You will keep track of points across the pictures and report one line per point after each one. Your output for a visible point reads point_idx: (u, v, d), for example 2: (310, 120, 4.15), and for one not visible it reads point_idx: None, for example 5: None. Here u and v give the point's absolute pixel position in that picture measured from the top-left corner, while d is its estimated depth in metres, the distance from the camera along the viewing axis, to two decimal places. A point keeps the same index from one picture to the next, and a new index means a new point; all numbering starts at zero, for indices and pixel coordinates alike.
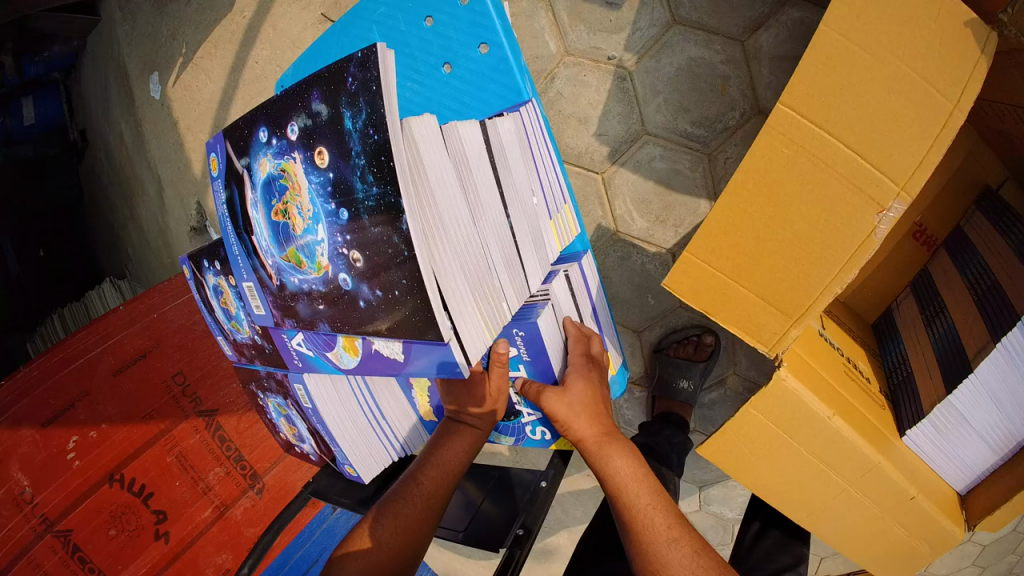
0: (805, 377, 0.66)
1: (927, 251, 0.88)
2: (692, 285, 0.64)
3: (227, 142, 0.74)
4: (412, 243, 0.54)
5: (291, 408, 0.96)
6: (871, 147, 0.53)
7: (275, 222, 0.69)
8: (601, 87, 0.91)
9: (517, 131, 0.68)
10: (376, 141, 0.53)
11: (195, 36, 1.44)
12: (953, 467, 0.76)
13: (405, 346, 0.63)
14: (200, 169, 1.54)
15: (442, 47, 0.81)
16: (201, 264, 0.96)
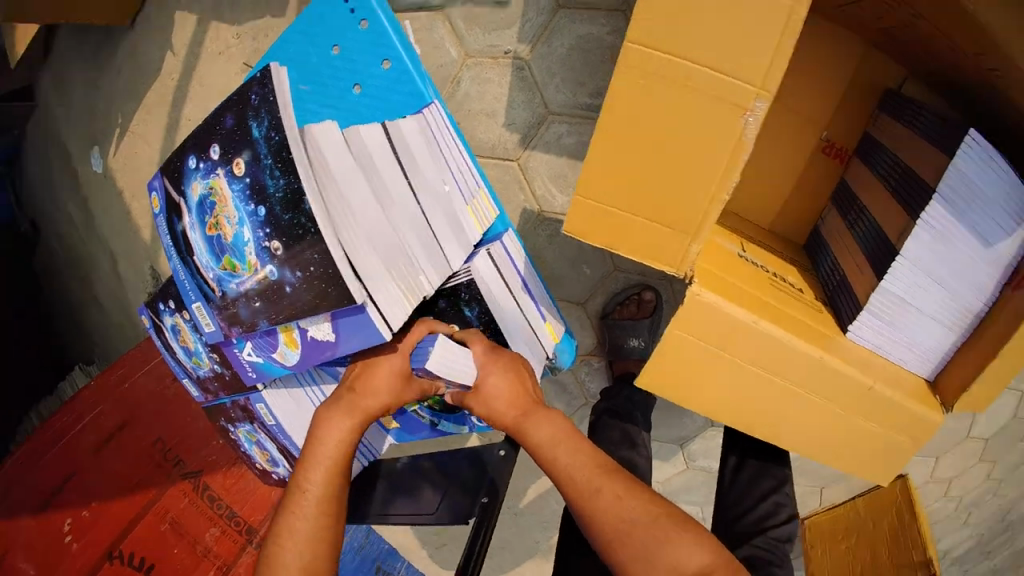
0: (721, 290, 0.72)
1: (841, 164, 0.98)
2: (603, 228, 0.71)
3: (164, 177, 0.79)
4: (319, 227, 0.62)
5: (260, 431, 0.99)
6: (721, 59, 0.58)
7: (210, 237, 0.74)
8: (502, 81, 0.97)
9: (420, 128, 0.75)
10: (278, 140, 0.63)
11: (129, 104, 1.49)
12: (906, 355, 0.81)
13: (333, 323, 0.71)
14: (148, 235, 1.56)
15: (350, 71, 0.90)
16: (157, 308, 0.99)
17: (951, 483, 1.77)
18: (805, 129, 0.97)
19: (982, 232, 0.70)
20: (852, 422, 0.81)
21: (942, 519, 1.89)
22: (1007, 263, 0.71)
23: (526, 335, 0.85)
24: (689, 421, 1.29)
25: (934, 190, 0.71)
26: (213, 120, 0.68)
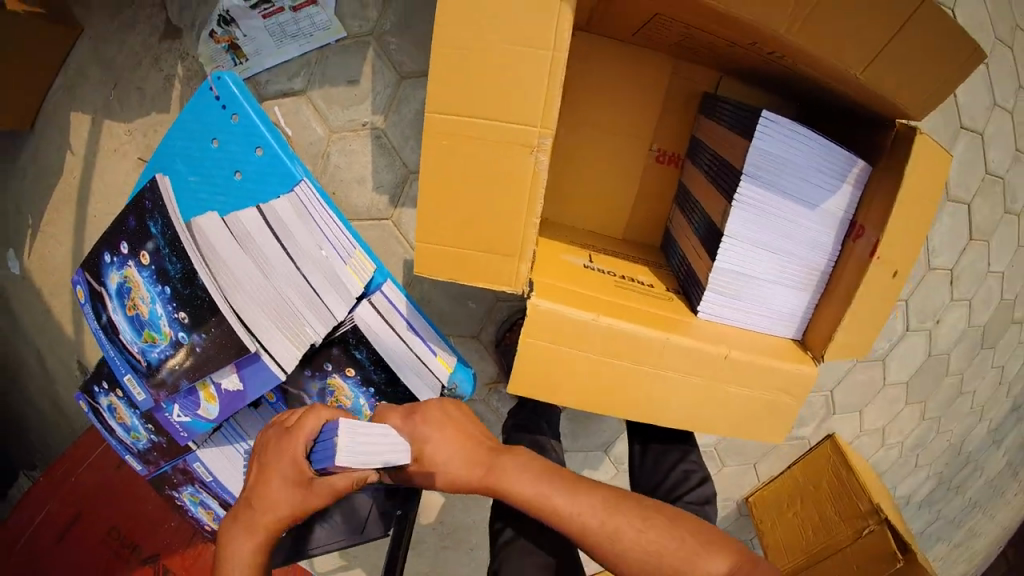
0: (558, 298, 0.81)
1: (677, 166, 1.05)
2: (447, 264, 0.81)
3: (86, 273, 0.91)
4: (211, 298, 0.82)
5: (203, 491, 1.05)
6: (508, 111, 0.72)
7: (131, 316, 0.88)
8: (365, 150, 1.09)
9: (293, 205, 0.85)
10: (169, 235, 0.82)
11: (36, 207, 1.54)
12: (759, 317, 0.94)
13: (239, 373, 0.86)
14: (71, 329, 1.60)
15: (230, 160, 1.00)
16: (92, 390, 1.06)
17: (883, 431, 1.82)
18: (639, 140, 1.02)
19: (809, 197, 0.85)
20: (729, 393, 0.89)
21: (890, 469, 1.94)
22: (840, 219, 0.88)
23: (415, 369, 0.93)
24: (605, 426, 1.42)
25: (739, 172, 0.83)
26: (118, 224, 0.85)
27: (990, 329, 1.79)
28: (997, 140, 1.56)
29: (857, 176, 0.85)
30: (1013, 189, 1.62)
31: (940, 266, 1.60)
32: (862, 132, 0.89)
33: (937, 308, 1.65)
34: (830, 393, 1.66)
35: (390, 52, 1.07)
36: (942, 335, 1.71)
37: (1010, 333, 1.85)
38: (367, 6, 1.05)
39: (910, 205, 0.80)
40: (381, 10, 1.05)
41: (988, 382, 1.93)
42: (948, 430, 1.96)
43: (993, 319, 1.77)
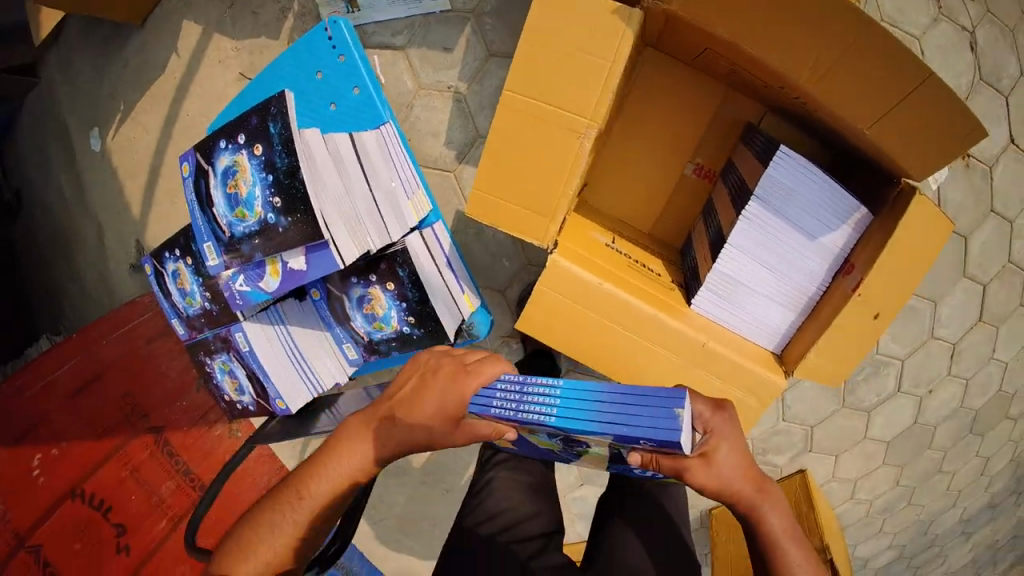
0: (577, 262, 0.97)
1: (711, 183, 1.16)
2: (490, 210, 0.97)
3: (197, 153, 1.07)
4: (306, 197, 0.93)
5: (234, 361, 1.19)
6: (563, 99, 0.87)
7: (229, 193, 1.04)
8: (445, 109, 1.25)
9: (376, 141, 1.06)
10: (285, 134, 0.94)
11: (133, 95, 1.72)
12: (744, 322, 1.09)
13: (308, 257, 0.99)
14: (138, 210, 1.77)
15: (328, 93, 1.18)
16: (162, 257, 1.23)
17: (857, 484, 1.97)
18: (679, 152, 1.15)
19: (808, 229, 0.98)
20: (700, 380, 1.04)
21: (853, 525, 2.07)
22: (835, 255, 1.01)
23: (447, 303, 1.07)
24: None
25: (749, 193, 0.98)
26: (243, 118, 0.99)
27: (981, 417, 1.93)
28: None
29: (857, 221, 0.98)
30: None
31: (941, 337, 1.78)
32: (874, 182, 1.02)
33: (931, 377, 1.83)
34: (810, 429, 1.84)
35: (485, 31, 1.21)
36: (933, 405, 1.87)
37: (1002, 427, 1.96)
38: None
39: (895, 254, 0.93)
40: None
41: (969, 470, 2.02)
42: (920, 505, 2.06)
43: (989, 406, 1.91)
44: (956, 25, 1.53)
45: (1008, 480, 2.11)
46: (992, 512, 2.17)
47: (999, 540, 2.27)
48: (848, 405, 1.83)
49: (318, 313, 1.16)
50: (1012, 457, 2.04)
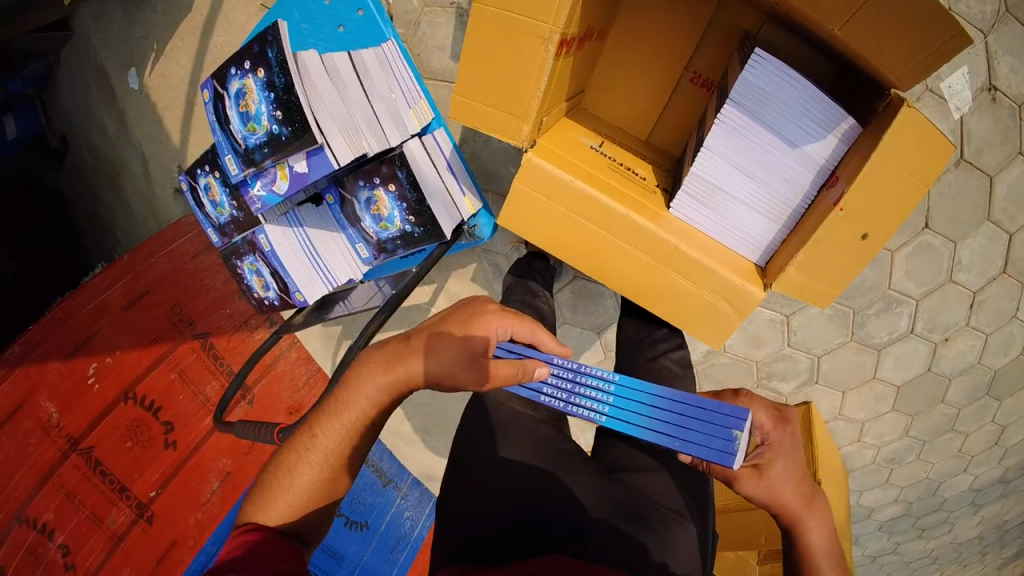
0: (552, 162, 1.04)
1: (707, 92, 1.17)
2: (472, 117, 1.05)
3: (213, 81, 1.15)
4: (300, 107, 1.02)
5: (260, 262, 1.31)
6: (526, 8, 0.91)
7: (242, 111, 1.11)
8: (448, 25, 1.30)
9: (376, 56, 1.12)
10: (280, 57, 1.02)
11: (164, 33, 1.81)
12: (721, 230, 1.15)
13: (308, 160, 1.10)
14: (177, 138, 1.89)
15: (337, 17, 1.25)
16: (195, 173, 1.33)
17: (864, 428, 1.89)
18: (676, 59, 1.16)
19: (789, 136, 1.01)
20: (675, 278, 1.11)
21: (858, 471, 1.99)
22: (821, 167, 1.03)
23: (447, 204, 1.16)
24: (602, 309, 1.62)
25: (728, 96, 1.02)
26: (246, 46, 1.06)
27: (1003, 377, 1.80)
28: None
29: (845, 131, 0.99)
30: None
31: (961, 282, 1.64)
32: (865, 94, 1.02)
33: (949, 324, 1.70)
34: (816, 358, 1.77)
35: None
36: (948, 355, 1.75)
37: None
38: None
39: (880, 166, 0.93)
40: None
41: (983, 437, 1.92)
42: (928, 463, 1.97)
43: (1010, 367, 1.79)
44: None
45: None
46: (1004, 488, 2.09)
47: (1008, 520, 2.22)
48: (856, 340, 1.73)
49: (333, 217, 1.26)
50: None
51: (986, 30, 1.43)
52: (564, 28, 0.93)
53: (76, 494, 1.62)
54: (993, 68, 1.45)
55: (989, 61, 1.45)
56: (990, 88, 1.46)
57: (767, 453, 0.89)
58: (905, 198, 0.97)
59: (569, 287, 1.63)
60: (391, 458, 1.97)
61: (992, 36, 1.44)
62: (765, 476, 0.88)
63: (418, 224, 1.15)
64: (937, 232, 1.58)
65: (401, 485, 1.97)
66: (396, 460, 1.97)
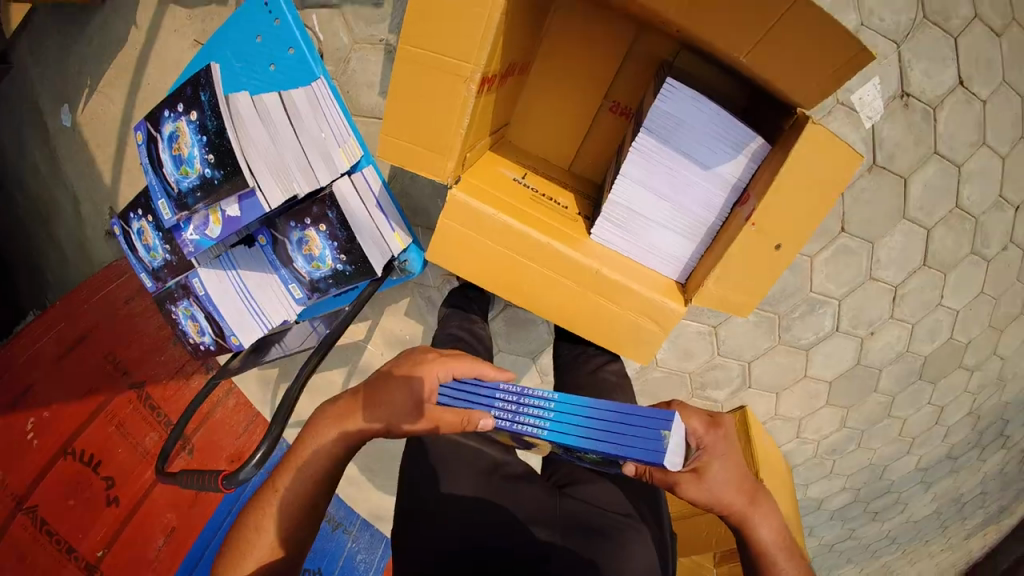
0: (477, 196, 1.07)
1: (626, 120, 1.22)
2: (398, 155, 1.05)
3: (147, 123, 1.15)
4: (232, 150, 1.04)
5: (194, 306, 1.29)
6: (447, 50, 0.94)
7: (175, 154, 1.11)
8: (377, 62, 1.31)
9: (307, 96, 1.11)
10: (213, 101, 1.04)
11: (99, 67, 1.77)
12: (644, 252, 1.19)
13: (240, 203, 1.10)
14: (109, 179, 1.84)
15: (269, 55, 1.27)
16: (128, 216, 1.31)
17: (801, 424, 1.97)
18: (595, 91, 1.21)
19: (700, 160, 1.06)
20: (599, 303, 1.15)
21: (802, 465, 2.08)
22: (733, 185, 1.09)
23: (376, 241, 1.17)
24: (535, 336, 1.66)
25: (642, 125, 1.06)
26: (179, 89, 1.08)
27: (932, 363, 1.90)
28: (976, 176, 1.67)
29: (754, 150, 1.04)
30: (984, 230, 1.73)
31: (882, 279, 1.73)
32: (773, 120, 1.08)
33: (874, 319, 1.79)
34: (748, 363, 1.85)
35: None
36: (876, 347, 1.84)
37: (955, 376, 1.95)
38: None
39: (785, 184, 0.99)
40: None
41: (921, 419, 2.02)
42: (870, 450, 2.07)
43: (940, 351, 1.89)
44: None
45: (967, 434, 2.13)
46: (951, 465, 2.20)
47: (964, 494, 2.33)
48: (784, 343, 1.81)
49: (266, 258, 1.25)
50: (972, 410, 2.06)
51: (899, 41, 1.52)
52: (485, 67, 0.95)
53: (27, 554, 1.58)
54: (906, 74, 1.55)
55: (901, 69, 1.54)
56: (902, 95, 1.56)
57: (703, 456, 0.91)
58: (809, 213, 1.03)
59: (501, 316, 1.66)
60: (339, 503, 1.96)
61: (905, 45, 1.53)
62: (705, 485, 0.92)
63: (347, 263, 1.17)
64: (853, 235, 1.67)
65: (351, 528, 1.96)
66: (345, 503, 1.97)
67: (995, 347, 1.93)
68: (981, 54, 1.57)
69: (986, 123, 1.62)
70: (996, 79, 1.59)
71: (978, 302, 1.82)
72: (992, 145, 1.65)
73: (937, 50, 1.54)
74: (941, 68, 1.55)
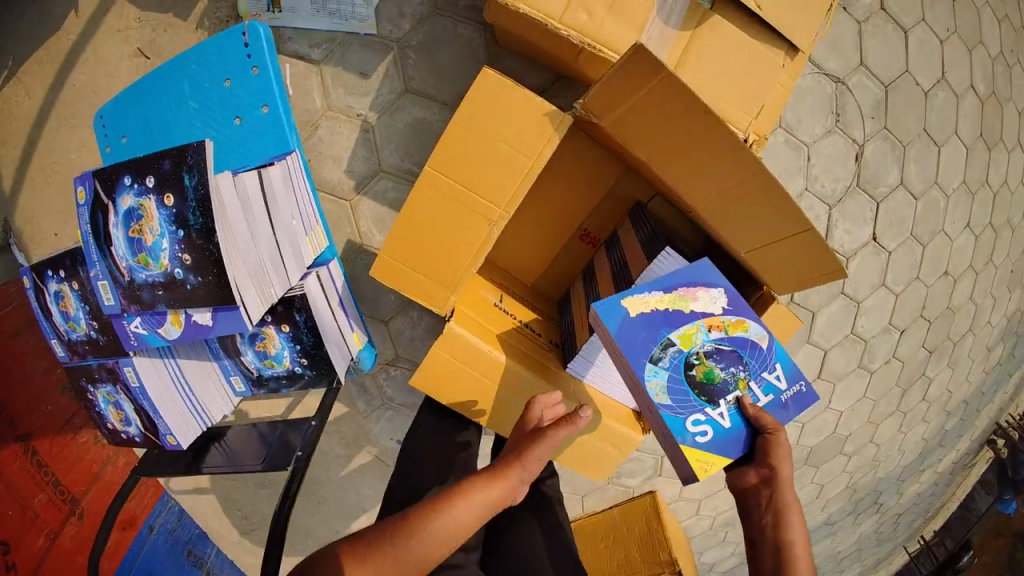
0: (470, 327, 0.98)
1: (593, 249, 1.20)
2: (388, 271, 0.95)
3: (96, 181, 0.95)
4: (218, 258, 0.86)
5: (120, 394, 1.13)
6: (479, 188, 0.88)
7: (132, 238, 0.93)
8: (351, 136, 1.22)
9: (284, 176, 0.97)
10: (201, 194, 0.84)
11: (22, 52, 1.53)
12: (616, 388, 1.10)
13: (213, 313, 0.95)
14: (11, 183, 1.61)
15: (234, 106, 1.09)
16: (43, 274, 1.12)
17: (700, 503, 1.90)
18: (573, 213, 1.16)
19: None
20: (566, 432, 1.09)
21: (697, 537, 2.00)
22: None
23: (336, 343, 1.10)
24: None
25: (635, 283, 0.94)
26: (152, 162, 0.86)
27: (817, 452, 1.95)
28: (870, 312, 1.73)
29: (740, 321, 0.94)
30: (871, 351, 1.80)
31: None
32: (739, 281, 1.08)
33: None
34: (660, 458, 1.77)
35: (405, 66, 1.18)
36: None
37: (834, 462, 2.00)
38: (405, 17, 1.17)
39: None
40: (414, 25, 1.17)
41: (804, 495, 2.06)
42: None
43: (823, 445, 1.94)
44: (848, 137, 1.54)
45: (843, 504, 2.18)
46: (828, 530, 2.25)
47: (841, 551, 2.40)
48: None
49: (208, 348, 1.16)
50: (847, 485, 2.12)
51: (832, 204, 1.58)
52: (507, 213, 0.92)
53: None
54: (832, 231, 1.60)
55: (829, 226, 1.59)
56: None
57: None
58: None
59: None
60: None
61: (836, 209, 1.59)
62: None
63: (308, 364, 1.10)
64: None
65: None
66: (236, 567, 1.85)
67: (871, 437, 2.00)
68: (897, 216, 1.65)
69: (888, 270, 1.70)
70: (904, 234, 1.68)
71: (860, 404, 1.90)
72: (889, 287, 1.72)
73: (864, 214, 1.61)
74: (860, 227, 1.62)
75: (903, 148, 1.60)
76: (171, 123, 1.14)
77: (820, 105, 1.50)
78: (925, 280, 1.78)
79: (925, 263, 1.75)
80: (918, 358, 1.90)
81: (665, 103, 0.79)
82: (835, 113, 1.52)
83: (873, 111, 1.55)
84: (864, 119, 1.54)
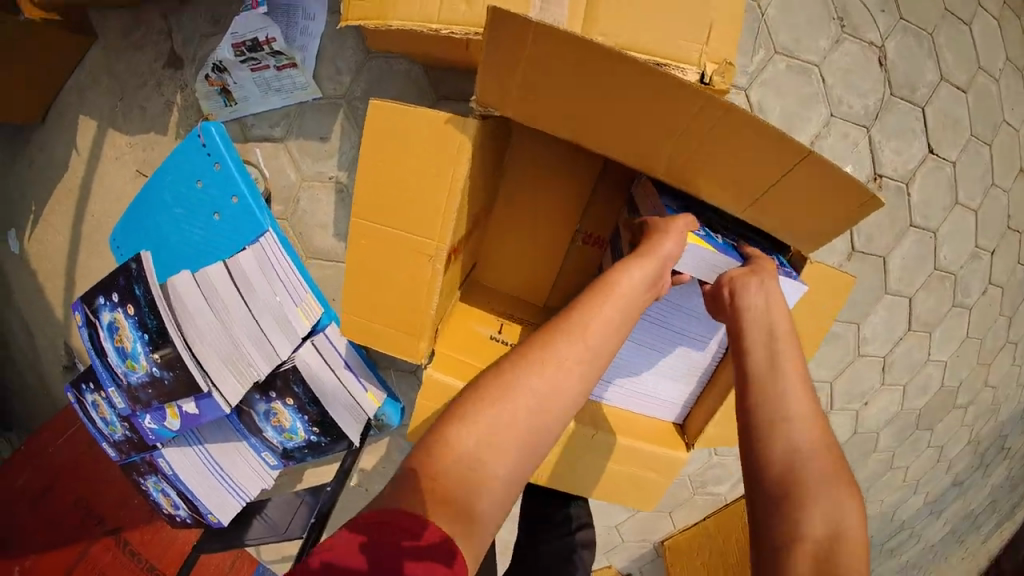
0: (452, 370, 0.94)
1: (600, 250, 1.09)
2: (355, 329, 0.93)
3: (83, 305, 1.03)
4: (179, 351, 0.96)
5: (162, 481, 1.20)
6: (410, 224, 0.84)
7: (118, 347, 1.01)
8: (329, 200, 1.23)
9: (256, 259, 0.98)
10: (149, 298, 0.93)
11: (42, 195, 1.66)
12: (651, 404, 0.99)
13: (197, 402, 1.01)
14: (62, 313, 1.73)
15: (210, 201, 1.09)
16: (80, 387, 1.18)
17: None
18: (567, 218, 1.07)
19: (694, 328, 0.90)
20: (598, 463, 0.98)
21: None
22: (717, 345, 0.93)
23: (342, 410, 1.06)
24: None
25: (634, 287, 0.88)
26: (111, 280, 0.97)
27: (927, 412, 1.72)
28: (951, 239, 1.52)
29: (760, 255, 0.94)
30: (963, 283, 1.58)
31: (869, 354, 1.57)
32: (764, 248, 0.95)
33: (865, 391, 1.62)
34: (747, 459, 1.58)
35: (358, 117, 1.18)
36: (871, 416, 1.66)
37: (951, 418, 1.76)
38: (343, 71, 1.17)
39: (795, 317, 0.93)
40: (353, 76, 1.17)
41: (923, 461, 1.82)
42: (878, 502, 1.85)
43: (932, 404, 1.71)
44: (861, 42, 1.35)
45: (970, 460, 1.92)
46: (958, 492, 1.99)
47: (974, 510, 2.12)
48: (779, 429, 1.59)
49: (233, 427, 1.15)
50: (970, 440, 1.86)
51: (868, 125, 1.39)
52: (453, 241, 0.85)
53: None
54: (877, 156, 1.41)
55: (872, 152, 1.40)
56: (877, 176, 1.42)
57: None
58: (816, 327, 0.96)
59: None
60: None
61: (875, 127, 1.40)
62: None
63: (319, 433, 1.10)
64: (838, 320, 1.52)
65: None
66: None
67: (986, 382, 1.76)
68: (949, 117, 1.44)
69: (956, 182, 1.48)
70: (963, 137, 1.47)
71: (965, 347, 1.66)
72: (964, 204, 1.51)
73: (907, 125, 1.41)
74: (909, 142, 1.42)
75: (930, 38, 1.40)
76: (160, 232, 1.14)
77: (817, 15, 1.32)
78: (1004, 185, 1.55)
79: (997, 165, 1.52)
80: (1019, 277, 1.65)
81: (572, 76, 0.71)
82: (838, 19, 1.34)
83: (880, 3, 1.36)
84: (875, 17, 1.36)
